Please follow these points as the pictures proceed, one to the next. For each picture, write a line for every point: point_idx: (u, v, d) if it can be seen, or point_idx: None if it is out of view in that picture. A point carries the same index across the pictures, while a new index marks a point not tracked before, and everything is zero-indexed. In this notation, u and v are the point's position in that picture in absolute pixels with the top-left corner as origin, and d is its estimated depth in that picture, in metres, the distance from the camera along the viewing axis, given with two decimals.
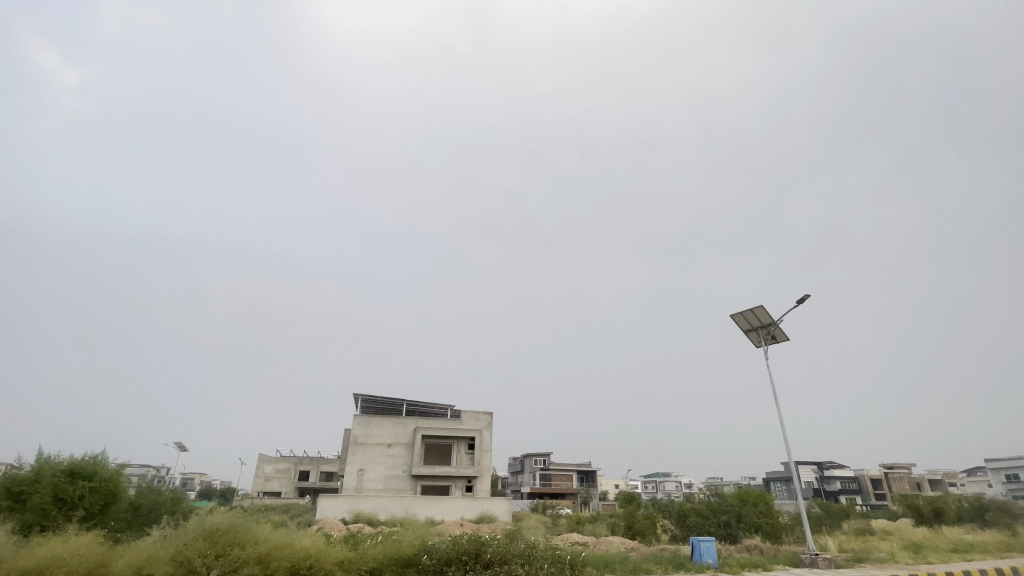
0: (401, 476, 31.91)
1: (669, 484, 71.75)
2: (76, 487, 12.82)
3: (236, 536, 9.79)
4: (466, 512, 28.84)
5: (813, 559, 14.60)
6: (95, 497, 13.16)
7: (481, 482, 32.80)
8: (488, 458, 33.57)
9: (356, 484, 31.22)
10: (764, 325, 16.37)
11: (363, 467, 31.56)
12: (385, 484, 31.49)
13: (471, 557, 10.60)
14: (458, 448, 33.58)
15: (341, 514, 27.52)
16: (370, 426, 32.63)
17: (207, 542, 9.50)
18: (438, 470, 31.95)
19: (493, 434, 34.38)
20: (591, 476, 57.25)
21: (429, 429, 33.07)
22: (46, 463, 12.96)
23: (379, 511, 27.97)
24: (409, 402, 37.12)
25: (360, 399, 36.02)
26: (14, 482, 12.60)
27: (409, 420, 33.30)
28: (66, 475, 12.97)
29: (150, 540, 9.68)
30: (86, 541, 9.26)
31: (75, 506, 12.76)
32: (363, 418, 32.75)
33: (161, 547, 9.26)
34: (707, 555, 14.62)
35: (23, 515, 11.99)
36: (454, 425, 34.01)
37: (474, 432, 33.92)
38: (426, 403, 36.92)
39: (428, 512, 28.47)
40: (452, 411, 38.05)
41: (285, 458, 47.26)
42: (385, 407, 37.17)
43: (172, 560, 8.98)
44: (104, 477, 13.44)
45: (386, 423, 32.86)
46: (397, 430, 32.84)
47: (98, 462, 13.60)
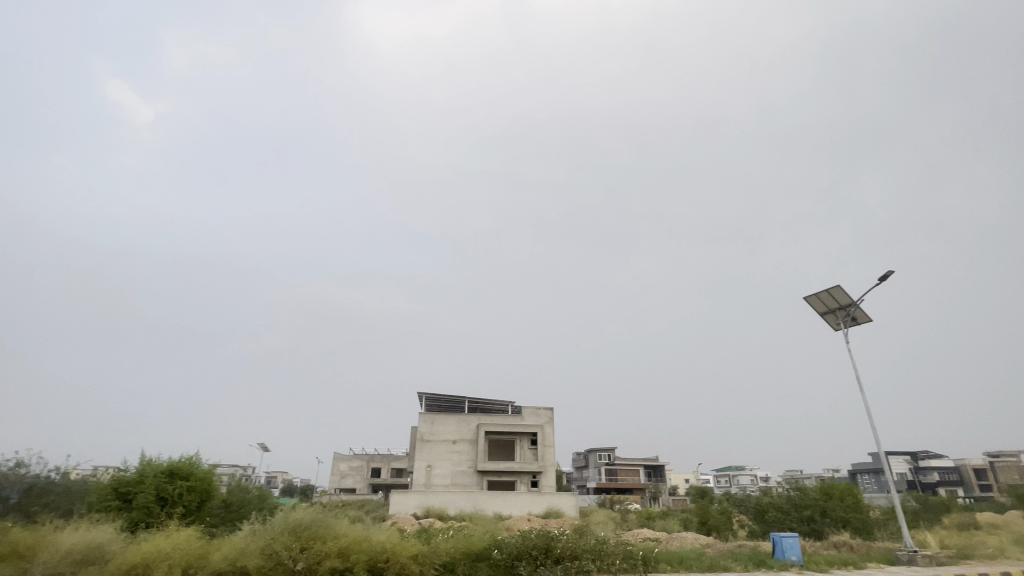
0: (467, 472, 32.49)
1: (744, 479, 68.83)
2: (174, 487, 13.92)
3: (317, 532, 10.26)
4: (533, 508, 28.89)
5: (911, 556, 13.47)
6: (193, 495, 14.20)
7: (546, 478, 32.85)
8: (552, 454, 33.54)
9: (425, 480, 32.09)
10: (842, 306, 15.27)
11: (431, 463, 32.39)
12: (452, 480, 32.17)
13: (541, 552, 10.51)
14: (521, 444, 33.78)
15: (412, 509, 28.36)
16: (435, 423, 33.40)
17: (292, 536, 10.02)
18: (503, 466, 32.25)
19: (555, 429, 34.31)
20: (659, 470, 55.89)
21: (491, 425, 33.47)
22: (148, 464, 14.13)
23: (448, 506, 28.57)
24: (471, 399, 37.74)
25: (424, 398, 37.03)
26: (122, 483, 13.84)
27: (472, 417, 33.81)
28: (167, 476, 14.09)
29: (243, 534, 10.31)
30: (186, 537, 9.97)
31: (175, 503, 13.84)
32: (428, 415, 33.57)
33: (252, 541, 9.83)
34: (791, 552, 13.82)
35: (131, 513, 13.19)
36: (515, 420, 34.20)
37: (536, 427, 33.96)
38: (487, 399, 37.36)
39: (495, 507, 28.77)
40: (513, 408, 38.29)
41: (358, 456, 49.30)
42: (448, 405, 37.97)
43: (262, 553, 9.52)
44: (199, 477, 14.49)
45: (450, 420, 33.50)
46: (461, 427, 33.42)
47: (193, 462, 14.67)
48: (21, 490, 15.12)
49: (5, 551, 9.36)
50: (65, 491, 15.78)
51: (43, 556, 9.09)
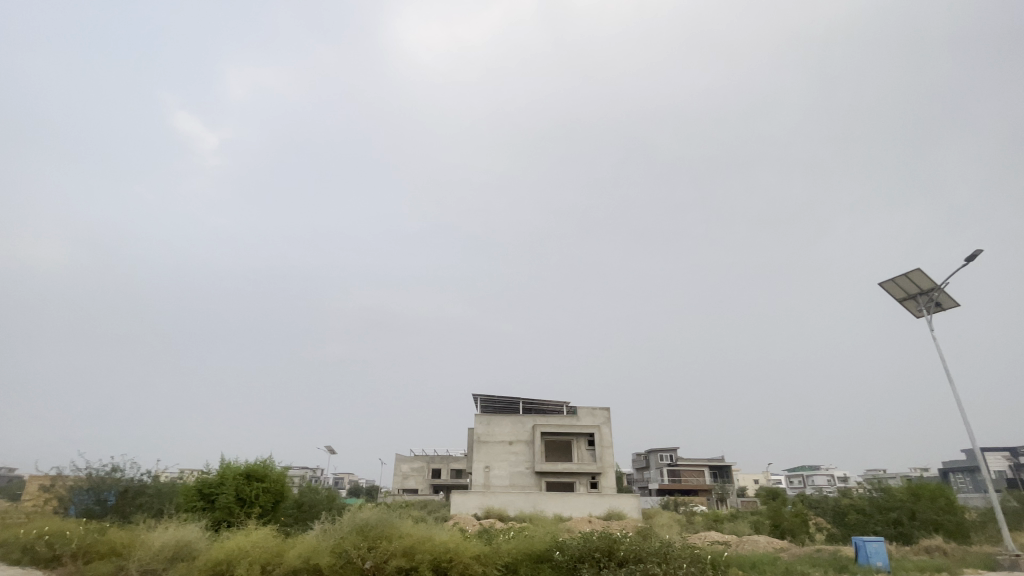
0: (525, 473, 32.51)
1: (819, 479, 64.98)
2: (251, 488, 14.74)
3: (383, 531, 10.53)
4: (594, 509, 28.47)
5: (1016, 562, 12.17)
6: (268, 496, 14.99)
7: (606, 479, 32.33)
8: (610, 455, 33.00)
9: (484, 481, 32.41)
10: (924, 291, 14.05)
11: (489, 464, 32.66)
12: (511, 480, 32.31)
13: (604, 555, 10.28)
14: (578, 444, 33.43)
15: (473, 510, 28.70)
16: (491, 424, 33.64)
17: (360, 535, 10.33)
18: (561, 467, 32.02)
19: (612, 429, 33.76)
20: (725, 471, 53.74)
21: (547, 426, 33.32)
22: (228, 467, 15.02)
23: (508, 507, 28.67)
24: (525, 400, 37.79)
25: (479, 400, 37.43)
26: (206, 485, 14.81)
27: (527, 418, 33.80)
28: (245, 478, 14.94)
29: (315, 533, 10.74)
30: (263, 535, 10.51)
31: (253, 503, 14.65)
32: (484, 417, 33.90)
33: (323, 540, 10.21)
34: (876, 557, 12.80)
35: (214, 513, 14.07)
36: (571, 421, 33.87)
37: (593, 428, 33.52)
38: (542, 400, 37.25)
39: (556, 508, 28.58)
40: (568, 408, 38.01)
41: (419, 458, 50.52)
42: (503, 406, 38.20)
43: (333, 551, 9.87)
44: (273, 479, 15.30)
45: (505, 421, 33.66)
46: (516, 428, 33.50)
47: (268, 465, 15.49)
48: (118, 492, 16.49)
49: (106, 548, 10.18)
50: (156, 493, 17.09)
51: (139, 554, 9.82)
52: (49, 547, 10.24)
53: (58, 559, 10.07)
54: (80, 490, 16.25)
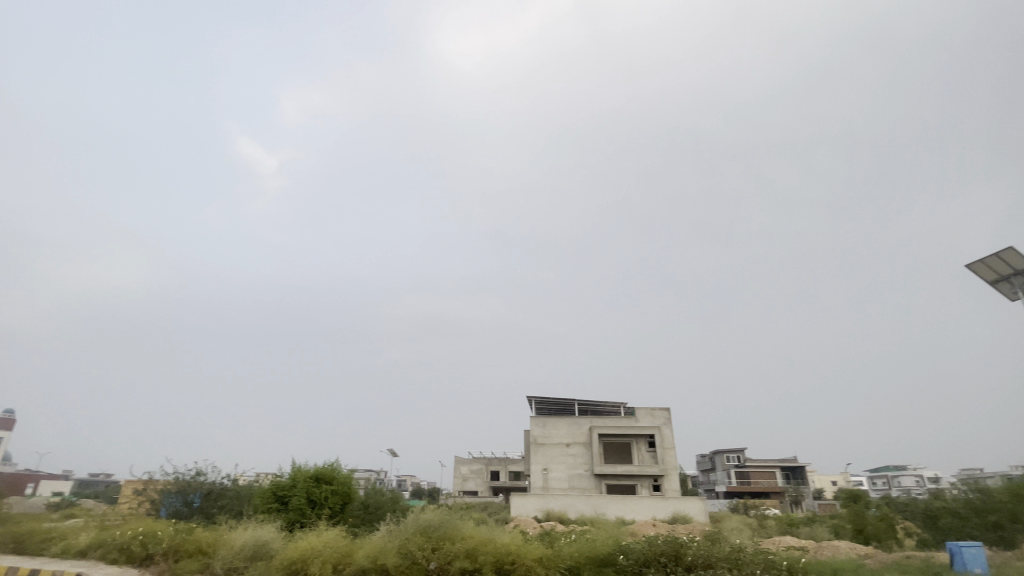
0: (584, 475, 32.09)
1: (906, 480, 60.12)
2: (321, 490, 15.38)
3: (445, 533, 10.67)
4: (658, 513, 27.65)
5: None
6: (336, 497, 15.61)
7: (669, 482, 31.38)
8: (672, 457, 32.02)
9: (543, 483, 32.27)
10: (1019, 273, 12.55)
11: (547, 466, 32.50)
12: (570, 483, 31.99)
13: (670, 560, 9.88)
14: (638, 446, 32.65)
15: (533, 512, 28.64)
16: (547, 426, 33.48)
17: (424, 536, 10.51)
18: (621, 470, 31.34)
19: (674, 430, 32.74)
20: (799, 472, 50.81)
21: (605, 427, 32.76)
22: (299, 471, 15.76)
23: (569, 509, 28.38)
24: (581, 402, 37.41)
25: (534, 402, 37.40)
26: (280, 487, 15.59)
27: (583, 420, 33.39)
28: (314, 480, 15.61)
29: (381, 534, 11.03)
30: (333, 536, 10.91)
31: (323, 505, 15.27)
32: (540, 419, 33.80)
33: (388, 541, 10.49)
34: (974, 564, 11.64)
35: (288, 514, 14.78)
36: (630, 422, 33.15)
37: (653, 429, 32.64)
38: (598, 401, 36.73)
39: (617, 511, 27.99)
40: (626, 409, 37.27)
41: (477, 460, 51.10)
42: (559, 408, 38.01)
43: (398, 552, 10.10)
44: (341, 481, 15.93)
45: (562, 423, 33.40)
46: (573, 430, 33.16)
47: (335, 468, 16.12)
48: (202, 495, 17.69)
49: (193, 548, 10.90)
50: (235, 496, 18.20)
51: (222, 553, 10.45)
52: (143, 546, 11.07)
53: (152, 558, 10.86)
54: (169, 493, 17.55)
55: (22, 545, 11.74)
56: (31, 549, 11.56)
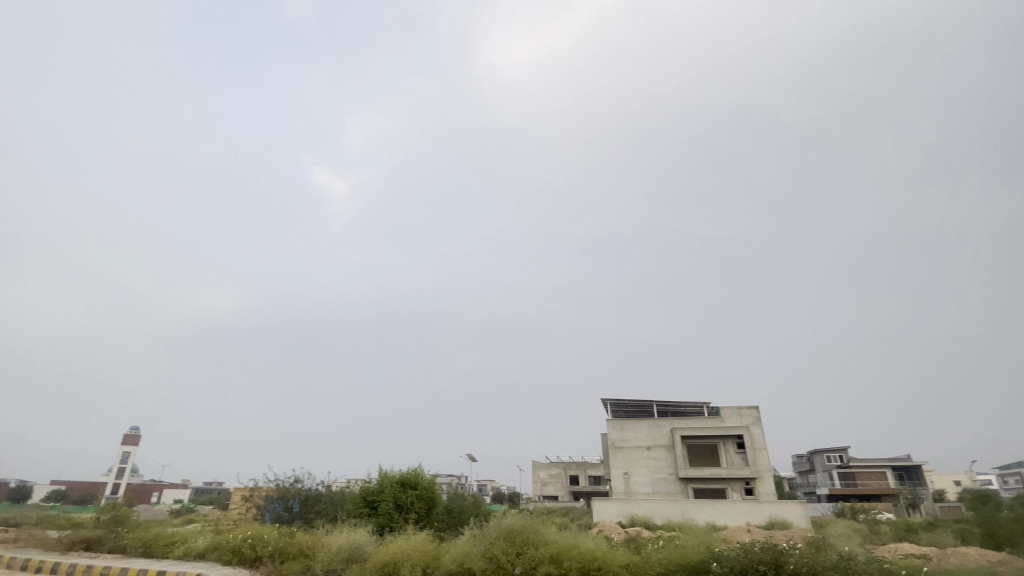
0: (669, 479, 30.88)
1: None
2: (407, 495, 15.93)
3: (528, 537, 10.62)
4: (751, 518, 26.03)
5: None
6: (422, 502, 16.10)
7: (763, 485, 29.52)
8: (765, 458, 30.09)
9: (625, 488, 31.48)
10: None
11: (628, 470, 31.65)
12: (654, 487, 30.92)
13: (770, 568, 9.14)
14: (725, 448, 31.00)
15: (617, 518, 28.00)
16: (625, 429, 32.65)
17: (508, 541, 10.51)
18: (709, 473, 29.86)
19: (764, 430, 30.78)
20: (913, 471, 45.84)
21: (687, 429, 31.39)
22: (385, 477, 16.43)
23: (654, 514, 27.44)
24: (660, 403, 36.14)
25: (609, 405, 36.66)
26: (369, 493, 16.31)
27: (664, 421, 32.22)
28: (400, 486, 16.21)
29: (465, 538, 11.18)
30: (420, 540, 11.20)
31: (409, 509, 15.79)
32: (617, 421, 33.01)
33: (474, 545, 10.59)
34: None
35: (378, 518, 15.40)
36: (715, 423, 31.55)
37: (741, 429, 30.86)
38: (678, 401, 35.31)
39: (707, 516, 26.64)
40: (709, 409, 35.56)
41: (555, 464, 50.80)
42: (637, 410, 36.98)
43: (484, 556, 10.14)
44: (425, 486, 16.42)
45: (641, 426, 32.42)
46: (653, 432, 32.07)
47: (418, 474, 16.65)
48: (301, 500, 18.93)
49: (295, 550, 11.66)
50: (330, 501, 19.34)
51: (322, 555, 11.06)
52: (252, 548, 11.99)
53: (260, 559, 11.72)
54: (272, 499, 18.90)
55: (150, 548, 13.09)
56: (160, 551, 12.92)
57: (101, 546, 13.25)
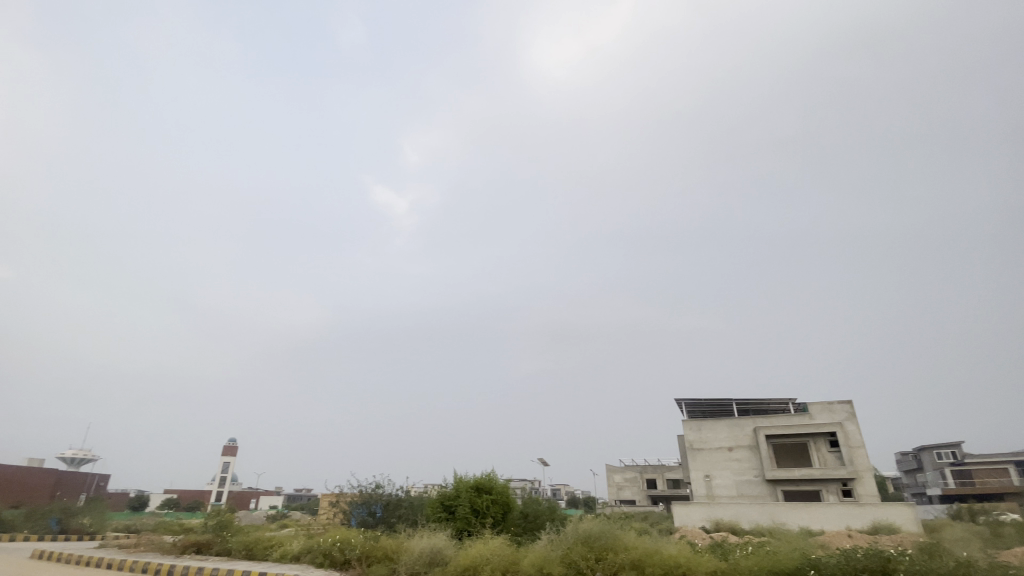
0: (755, 481, 29.12)
1: None
2: (482, 499, 16.10)
3: (607, 543, 10.36)
4: (852, 522, 23.94)
5: None
6: (497, 507, 16.23)
7: (863, 486, 27.13)
8: (863, 456, 27.65)
9: (706, 492, 30.04)
10: None
11: (709, 473, 30.20)
12: (739, 490, 29.27)
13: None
14: (817, 447, 28.81)
15: (700, 522, 26.79)
16: (702, 430, 31.24)
17: (586, 546, 10.31)
18: (799, 474, 27.84)
19: (860, 426, 28.32)
20: None
21: (771, 427, 29.52)
22: (461, 482, 16.70)
23: (740, 519, 25.98)
24: (739, 401, 34.26)
25: (684, 405, 35.28)
26: (446, 497, 16.68)
27: (745, 421, 30.48)
28: (475, 490, 16.41)
29: (542, 543, 11.06)
30: (498, 544, 11.24)
31: (485, 514, 15.95)
32: (693, 422, 31.66)
33: (551, 550, 10.46)
34: None
35: (456, 522, 15.66)
36: (803, 420, 29.44)
37: (834, 426, 28.59)
38: (759, 399, 33.33)
39: (800, 521, 24.82)
40: (794, 406, 33.24)
41: (631, 467, 49.58)
42: (715, 409, 35.30)
43: (562, 561, 9.99)
44: (499, 491, 16.54)
45: (720, 426, 30.89)
46: (734, 432, 30.42)
47: (492, 479, 16.78)
48: (383, 506, 19.68)
49: (381, 553, 12.09)
50: (410, 506, 20.00)
51: (405, 559, 11.39)
52: (341, 552, 12.57)
53: (349, 562, 12.27)
54: (356, 505, 19.78)
55: (252, 551, 14.12)
56: (260, 554, 13.88)
57: (210, 549, 14.46)
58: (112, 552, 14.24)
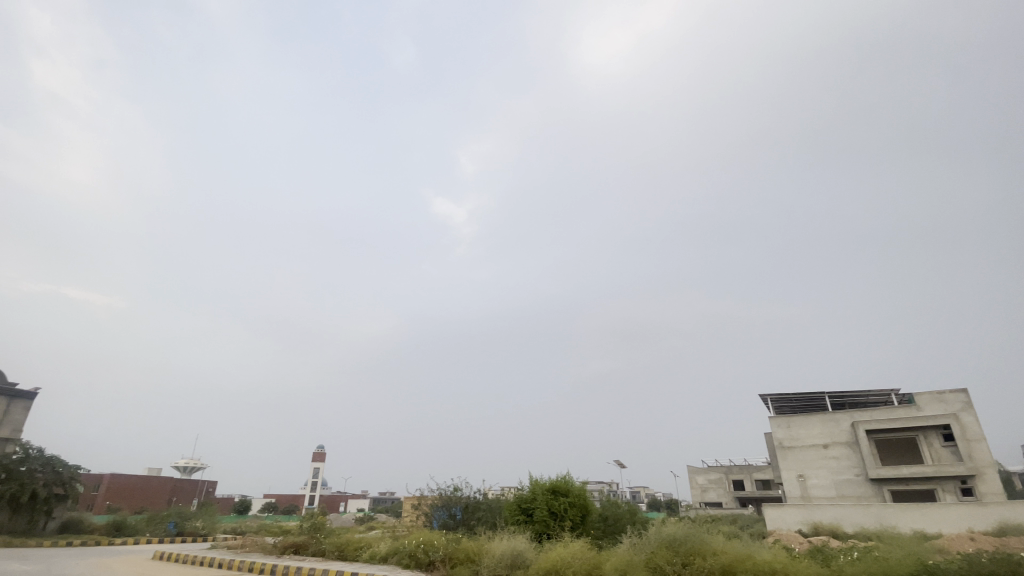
0: (856, 481, 26.73)
1: None
2: (559, 502, 15.94)
3: (694, 547, 9.86)
4: (976, 524, 21.28)
5: None
6: (575, 509, 16.01)
7: (986, 483, 24.14)
8: (985, 451, 24.60)
9: (801, 493, 27.98)
10: None
11: (803, 473, 28.12)
12: (838, 491, 26.98)
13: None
14: (927, 442, 25.94)
15: (796, 526, 24.97)
16: (792, 427, 29.16)
17: (671, 550, 9.87)
18: (908, 472, 25.20)
19: (980, 417, 25.28)
20: None
21: (873, 422, 26.99)
22: (537, 485, 16.65)
23: (843, 522, 23.93)
24: (832, 394, 31.67)
25: (770, 401, 33.15)
26: (523, 500, 16.65)
27: (841, 415, 28.11)
28: (551, 493, 16.27)
29: (624, 547, 10.74)
30: (579, 547, 11.05)
31: (564, 517, 15.78)
32: (781, 418, 29.62)
33: (634, 554, 10.11)
34: None
35: (534, 525, 15.63)
36: (909, 413, 26.70)
37: (947, 418, 25.67)
38: (855, 391, 30.62)
39: (913, 523, 22.38)
40: (898, 397, 30.19)
41: (715, 468, 47.30)
42: (805, 404, 32.87)
43: (647, 565, 9.62)
44: (576, 493, 16.33)
45: (812, 422, 28.69)
46: (829, 428, 28.13)
47: (568, 481, 16.59)
48: (462, 508, 20.06)
49: (463, 556, 12.27)
50: (488, 509, 20.23)
51: (487, 561, 11.48)
52: (425, 553, 12.91)
53: (433, 563, 12.56)
54: (437, 507, 20.27)
55: (343, 552, 14.85)
56: (351, 554, 14.59)
57: (306, 550, 15.36)
58: (215, 552, 15.86)
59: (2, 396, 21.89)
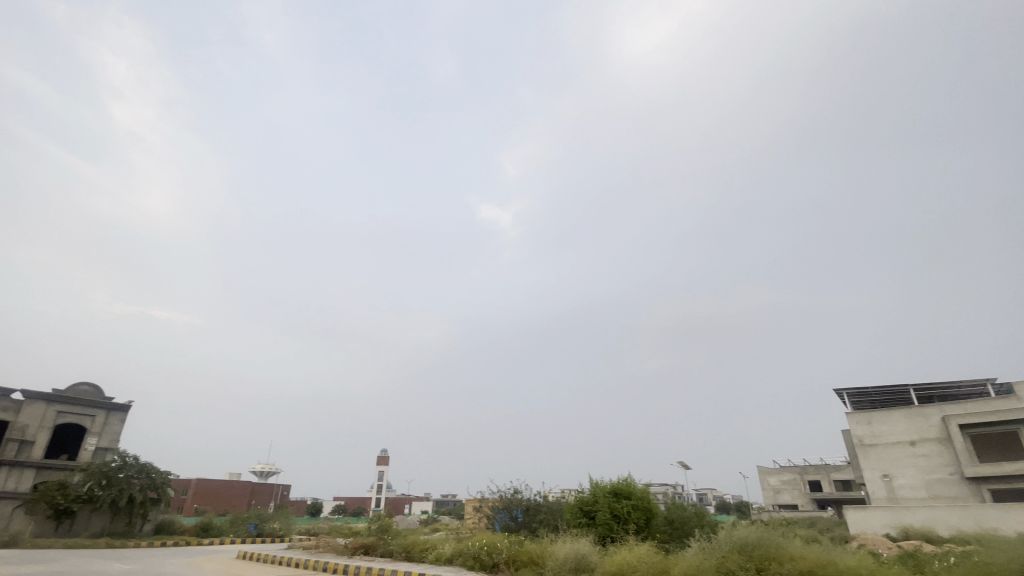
0: (950, 480, 24.49)
1: None
2: (622, 505, 15.62)
3: (768, 552, 9.34)
4: None
5: None
6: (639, 512, 15.63)
7: None
8: None
9: (888, 494, 25.97)
10: None
11: (888, 472, 26.10)
12: (930, 491, 24.82)
13: None
14: None
15: (883, 530, 23.20)
16: (873, 423, 27.14)
17: (743, 555, 9.40)
18: (1011, 469, 22.75)
19: None
20: None
21: (966, 415, 24.64)
22: (598, 487, 16.39)
23: (937, 525, 21.98)
24: (917, 386, 29.23)
25: (846, 396, 31.02)
26: (584, 503, 16.46)
27: (928, 409, 25.88)
28: (613, 495, 15.96)
29: (693, 551, 10.33)
30: (645, 551, 10.74)
31: (627, 520, 15.44)
32: (860, 415, 27.66)
33: (704, 558, 9.70)
34: None
35: (598, 528, 15.40)
36: (1009, 405, 24.15)
37: None
38: (944, 383, 28.13)
39: (1019, 525, 20.19)
40: (996, 387, 27.42)
41: (788, 468, 44.86)
42: (887, 398, 30.53)
43: (718, 569, 9.22)
44: (639, 496, 15.91)
45: (895, 418, 26.59)
46: (915, 424, 25.96)
47: (630, 484, 16.22)
48: (523, 510, 20.10)
49: (526, 558, 12.26)
50: (549, 511, 20.12)
51: (550, 563, 11.41)
52: (489, 555, 13.02)
53: (498, 565, 12.65)
54: (499, 509, 20.42)
55: (410, 553, 15.24)
56: (418, 555, 14.96)
57: (375, 550, 15.89)
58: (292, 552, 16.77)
59: (101, 409, 24.19)
